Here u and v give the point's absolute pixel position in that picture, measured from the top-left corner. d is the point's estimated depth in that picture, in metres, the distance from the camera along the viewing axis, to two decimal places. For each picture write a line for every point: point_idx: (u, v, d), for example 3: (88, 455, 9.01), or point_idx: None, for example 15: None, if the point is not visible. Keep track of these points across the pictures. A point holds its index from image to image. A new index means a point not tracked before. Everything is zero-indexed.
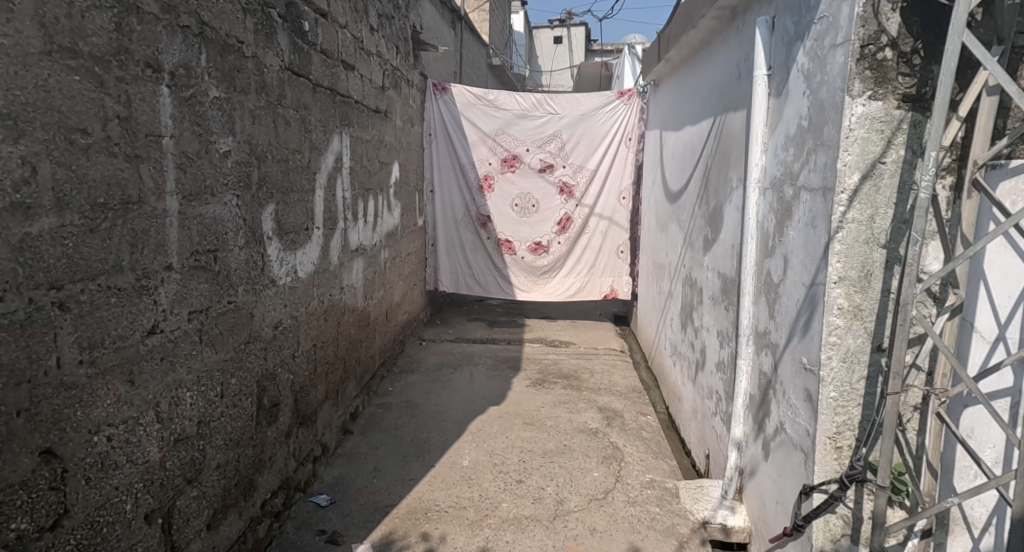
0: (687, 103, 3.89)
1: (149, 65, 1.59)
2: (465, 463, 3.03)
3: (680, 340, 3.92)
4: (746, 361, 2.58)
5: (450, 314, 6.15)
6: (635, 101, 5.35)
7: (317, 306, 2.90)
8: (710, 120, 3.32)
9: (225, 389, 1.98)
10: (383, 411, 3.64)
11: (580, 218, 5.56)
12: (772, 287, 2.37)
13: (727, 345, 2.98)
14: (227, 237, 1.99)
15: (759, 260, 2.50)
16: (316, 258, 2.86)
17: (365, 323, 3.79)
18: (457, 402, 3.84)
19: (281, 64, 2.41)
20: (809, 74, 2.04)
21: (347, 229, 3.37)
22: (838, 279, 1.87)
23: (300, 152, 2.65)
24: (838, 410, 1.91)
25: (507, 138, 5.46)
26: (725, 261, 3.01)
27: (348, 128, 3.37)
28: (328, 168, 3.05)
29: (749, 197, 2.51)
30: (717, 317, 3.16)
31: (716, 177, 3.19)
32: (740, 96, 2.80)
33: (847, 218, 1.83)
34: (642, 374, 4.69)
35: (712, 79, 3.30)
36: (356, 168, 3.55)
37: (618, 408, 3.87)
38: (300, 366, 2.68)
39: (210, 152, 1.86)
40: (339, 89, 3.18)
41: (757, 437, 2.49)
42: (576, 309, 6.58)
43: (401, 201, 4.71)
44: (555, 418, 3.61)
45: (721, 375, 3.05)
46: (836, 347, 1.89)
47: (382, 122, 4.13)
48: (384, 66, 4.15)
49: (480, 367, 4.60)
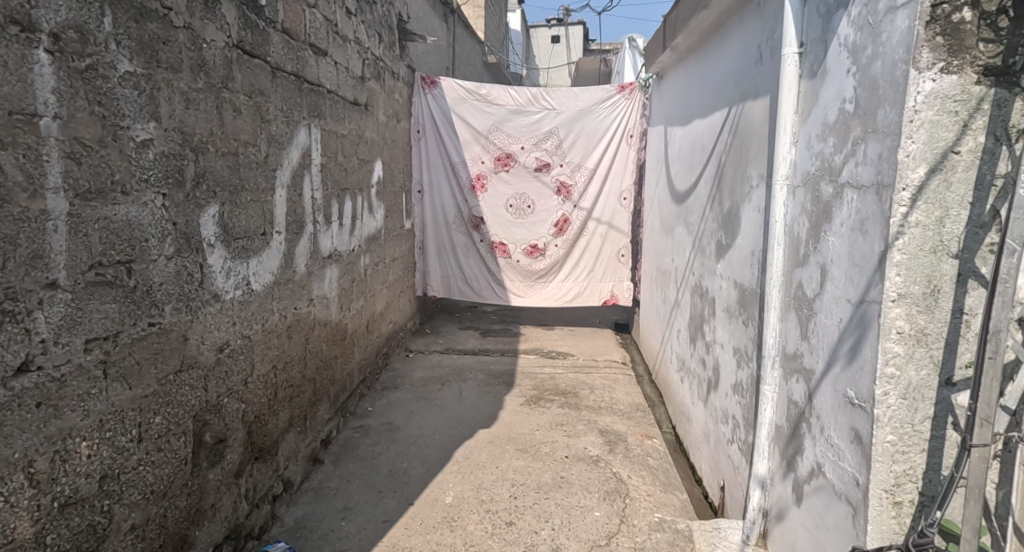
0: (696, 95, 3.53)
1: (15, 21, 1.25)
2: (448, 500, 2.67)
3: (689, 354, 3.56)
4: (772, 387, 2.23)
5: (441, 322, 5.78)
6: (637, 96, 4.97)
7: (277, 322, 2.53)
8: (724, 111, 2.97)
9: (148, 432, 1.62)
10: (360, 436, 3.28)
11: (579, 220, 5.20)
12: (805, 302, 2.01)
13: (745, 367, 2.62)
14: (148, 245, 1.63)
15: (787, 269, 2.15)
16: (274, 268, 2.50)
17: (341, 337, 3.42)
18: (442, 424, 3.48)
19: (228, 40, 2.05)
20: (857, 47, 1.68)
21: (317, 232, 3.01)
22: (897, 296, 1.51)
23: (255, 146, 2.30)
24: (897, 457, 1.54)
25: (501, 135, 5.10)
26: (743, 270, 2.66)
27: (319, 121, 3.01)
28: (293, 165, 2.69)
29: (775, 197, 2.15)
30: (733, 333, 2.81)
31: (733, 176, 2.83)
32: (763, 82, 2.45)
33: (909, 221, 1.48)
34: (645, 389, 4.33)
35: (727, 65, 2.95)
36: (329, 166, 3.19)
37: (621, 431, 3.51)
38: (255, 392, 2.32)
39: (123, 139, 1.51)
40: (308, 77, 2.83)
41: (786, 476, 2.13)
42: (574, 316, 6.22)
43: (385, 202, 4.34)
44: (550, 443, 3.25)
45: (738, 401, 2.69)
46: (896, 380, 1.53)
47: (362, 116, 3.78)
48: (364, 55, 3.80)
49: (471, 382, 4.24)
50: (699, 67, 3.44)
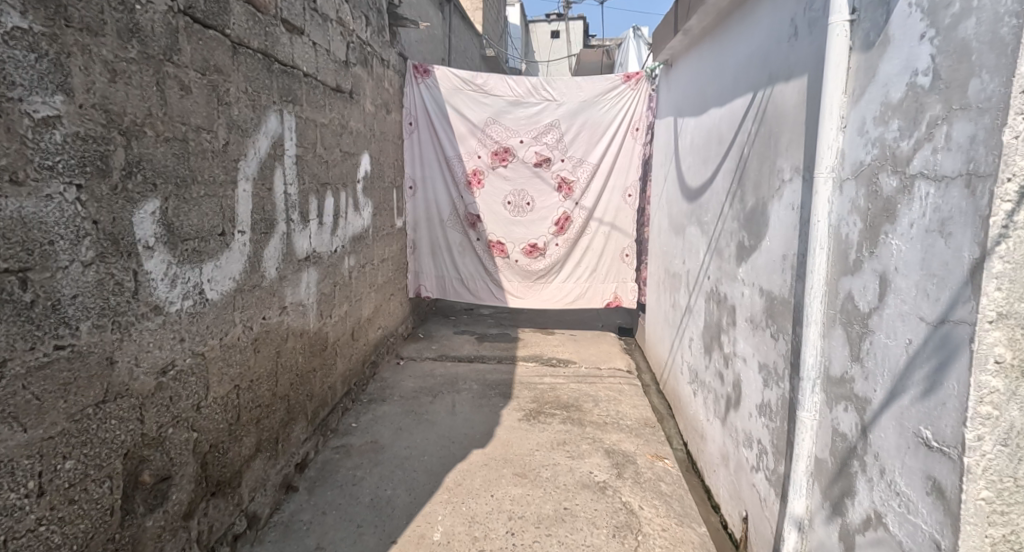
0: (712, 81, 3.21)
1: None
2: (436, 537, 2.38)
3: (704, 366, 3.23)
4: (811, 415, 1.90)
5: (434, 326, 5.46)
6: (643, 86, 4.64)
7: (240, 336, 2.20)
8: (747, 96, 2.65)
9: (52, 482, 1.39)
10: (340, 457, 2.95)
11: (580, 219, 4.87)
12: (856, 318, 1.70)
13: (775, 387, 2.30)
14: (53, 248, 1.38)
15: (834, 277, 1.82)
16: (238, 273, 2.18)
17: (320, 347, 3.09)
18: (432, 443, 3.16)
19: (171, 5, 1.74)
20: (937, 5, 1.37)
21: (292, 232, 2.69)
22: (996, 318, 1.22)
23: (211, 132, 1.97)
24: (994, 518, 1.25)
25: (498, 128, 4.78)
26: (772, 275, 2.34)
27: (293, 108, 2.68)
28: (261, 156, 2.37)
29: (818, 192, 1.83)
30: (758, 347, 2.49)
31: (758, 169, 2.52)
32: (799, 60, 2.14)
33: (1016, 221, 1.20)
34: (654, 401, 4.02)
35: (751, 45, 2.63)
36: (306, 158, 2.86)
37: (628, 451, 3.19)
38: (212, 418, 2.00)
39: (12, 113, 1.29)
40: (279, 56, 2.50)
41: (830, 520, 1.81)
42: (575, 319, 5.89)
43: (373, 198, 4.02)
44: (552, 466, 2.94)
45: (767, 425, 2.38)
46: (993, 422, 1.24)
47: (346, 104, 3.45)
48: (348, 38, 3.47)
49: (465, 394, 3.91)
50: (716, 51, 3.13)
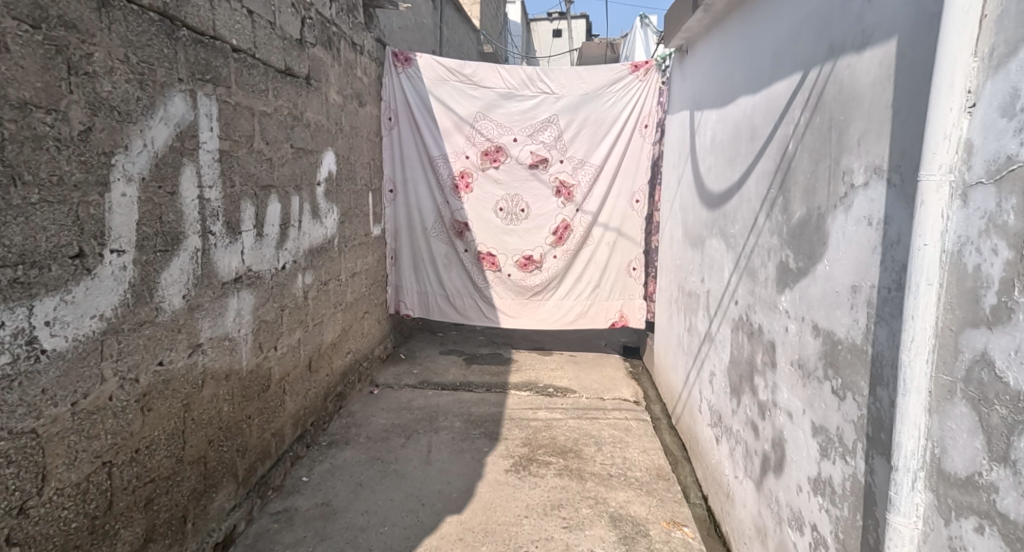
0: (742, 64, 2.62)
1: None
2: None
3: (730, 410, 2.61)
4: (908, 523, 1.29)
5: (419, 345, 4.86)
6: (653, 77, 4.06)
7: (113, 395, 1.64)
8: (795, 76, 2.06)
9: None
10: (279, 529, 2.36)
11: (581, 226, 4.27)
12: (1004, 397, 1.12)
13: (838, 462, 1.71)
14: None
15: (953, 328, 1.23)
16: (108, 308, 1.61)
17: (259, 389, 2.50)
18: (396, 506, 2.56)
19: None
20: None
21: (211, 247, 2.10)
22: None
23: (52, 112, 1.45)
24: None
25: (489, 124, 4.19)
26: (835, 308, 1.75)
27: (213, 89, 2.10)
28: (159, 149, 1.79)
29: (925, 204, 1.24)
30: (811, 403, 1.89)
31: (811, 171, 1.93)
32: (887, 19, 1.55)
33: None
34: (665, 442, 3.40)
35: (802, 9, 2.05)
36: (235, 154, 2.27)
37: (640, 517, 2.61)
38: (58, 516, 1.49)
39: None
40: (190, 20, 1.90)
41: None
42: (576, 337, 5.27)
43: (340, 204, 3.43)
44: (543, 544, 2.39)
45: (825, 510, 1.78)
46: None
47: (299, 92, 2.85)
48: (304, 12, 2.88)
49: (445, 433, 3.31)
50: (749, 25, 2.54)
